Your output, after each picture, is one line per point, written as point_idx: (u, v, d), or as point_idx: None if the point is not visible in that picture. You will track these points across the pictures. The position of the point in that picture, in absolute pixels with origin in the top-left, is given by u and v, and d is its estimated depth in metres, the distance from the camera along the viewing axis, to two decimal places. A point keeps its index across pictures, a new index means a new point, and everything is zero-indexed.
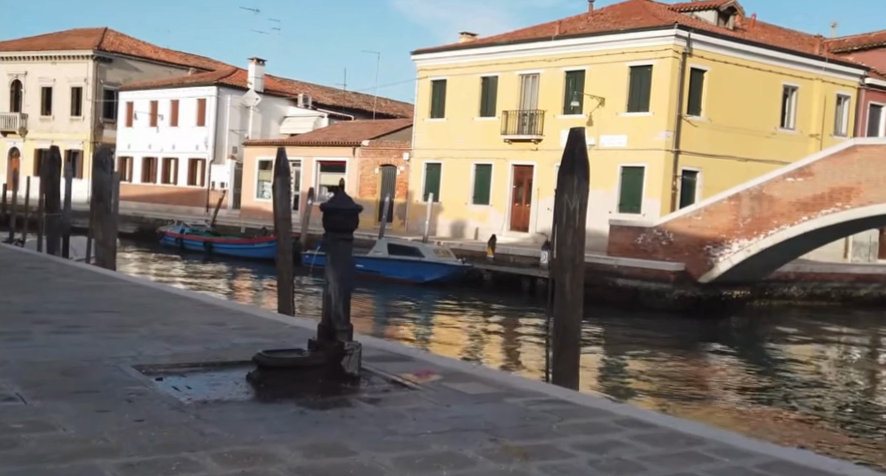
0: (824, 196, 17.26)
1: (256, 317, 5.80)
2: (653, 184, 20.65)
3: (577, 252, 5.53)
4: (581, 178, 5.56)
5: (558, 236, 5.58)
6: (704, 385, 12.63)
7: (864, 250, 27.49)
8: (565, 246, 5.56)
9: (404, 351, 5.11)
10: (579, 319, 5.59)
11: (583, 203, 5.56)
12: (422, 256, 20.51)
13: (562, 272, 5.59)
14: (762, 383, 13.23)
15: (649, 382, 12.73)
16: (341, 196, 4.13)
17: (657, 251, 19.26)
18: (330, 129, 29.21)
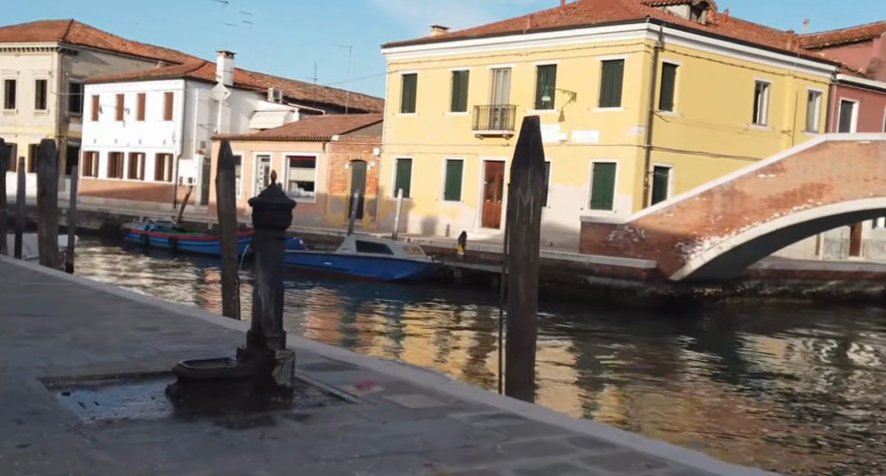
0: (795, 192, 17.12)
1: (195, 320, 5.48)
2: (625, 180, 20.44)
3: (530, 251, 5.25)
4: (536, 171, 5.26)
5: (511, 234, 5.30)
6: (674, 386, 12.38)
7: (835, 247, 27.45)
8: (519, 244, 5.28)
9: (350, 359, 4.84)
10: (533, 322, 5.31)
11: (538, 198, 5.26)
12: (391, 253, 20.11)
13: (516, 272, 5.31)
14: (733, 384, 12.99)
15: (617, 382, 12.53)
16: (271, 191, 3.90)
17: (628, 248, 19.04)
18: (300, 124, 28.81)
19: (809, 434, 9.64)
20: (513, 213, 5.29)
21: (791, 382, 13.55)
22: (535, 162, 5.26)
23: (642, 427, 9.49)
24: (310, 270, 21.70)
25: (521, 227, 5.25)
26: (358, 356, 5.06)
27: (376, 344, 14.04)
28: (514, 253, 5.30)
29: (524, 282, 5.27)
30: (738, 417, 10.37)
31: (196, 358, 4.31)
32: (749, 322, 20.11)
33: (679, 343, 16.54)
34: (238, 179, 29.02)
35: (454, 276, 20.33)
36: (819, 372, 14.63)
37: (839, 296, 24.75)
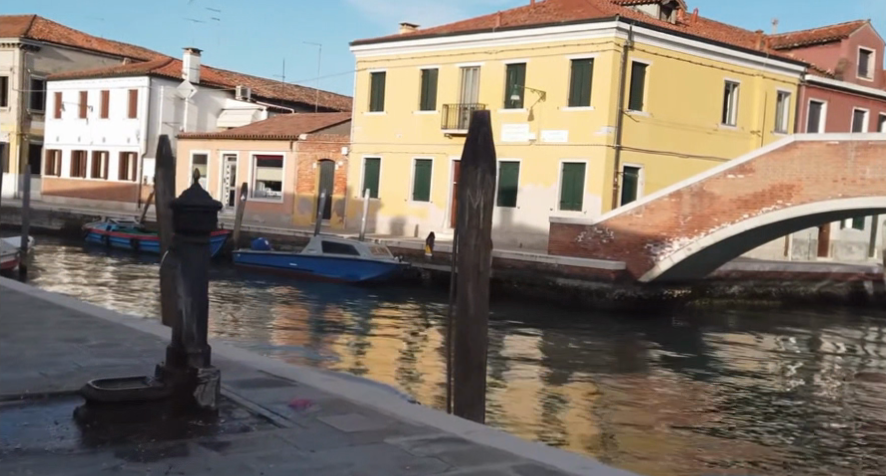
0: (764, 193, 16.99)
1: (130, 334, 5.21)
2: (594, 180, 20.28)
3: (480, 257, 4.98)
4: (486, 171, 4.99)
5: (459, 238, 5.02)
6: (644, 395, 12.10)
7: (804, 248, 27.43)
8: (468, 249, 5.01)
9: (290, 374, 4.65)
10: (483, 332, 5.05)
11: (488, 200, 4.99)
12: (357, 253, 19.79)
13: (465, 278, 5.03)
14: (703, 391, 12.75)
15: (582, 389, 12.35)
16: (191, 194, 3.98)
17: (597, 249, 18.86)
18: (267, 123, 28.42)
19: (771, 454, 9.45)
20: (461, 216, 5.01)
21: (759, 388, 13.37)
22: (484, 161, 4.98)
23: (605, 447, 9.26)
24: (275, 271, 21.31)
25: (469, 231, 4.99)
26: (301, 372, 4.85)
27: (340, 344, 13.75)
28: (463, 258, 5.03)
29: (474, 289, 5.01)
30: (700, 434, 10.18)
31: (122, 379, 4.12)
32: (718, 324, 19.99)
33: (648, 345, 16.37)
34: (204, 178, 28.44)
35: (421, 278, 20.05)
36: (787, 378, 14.50)
37: (807, 297, 24.74)
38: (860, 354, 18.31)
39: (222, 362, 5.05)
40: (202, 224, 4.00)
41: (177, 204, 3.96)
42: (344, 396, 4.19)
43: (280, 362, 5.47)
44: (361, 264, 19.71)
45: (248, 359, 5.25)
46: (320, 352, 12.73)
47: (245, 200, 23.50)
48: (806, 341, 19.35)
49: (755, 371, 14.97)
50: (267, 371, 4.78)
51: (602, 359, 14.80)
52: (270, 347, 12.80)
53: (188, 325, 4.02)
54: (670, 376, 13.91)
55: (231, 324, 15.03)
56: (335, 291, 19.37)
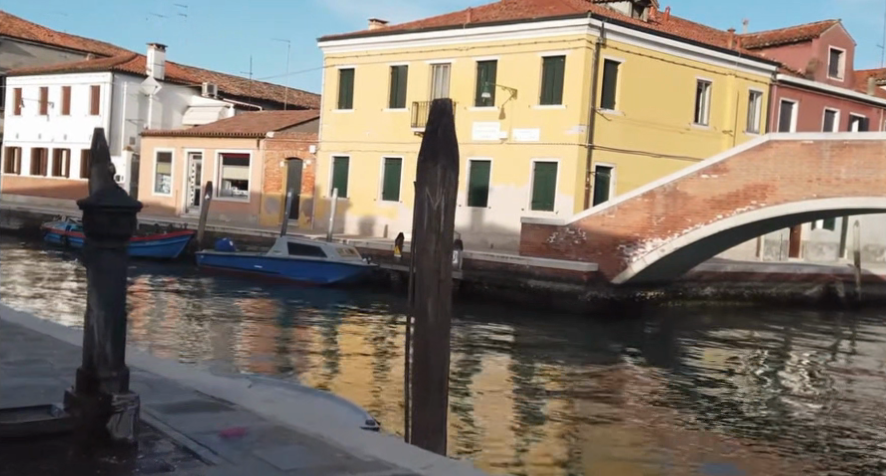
0: (738, 194, 16.75)
1: (57, 365, 4.81)
2: (566, 180, 19.98)
3: (440, 263, 4.58)
4: (449, 172, 4.57)
5: (418, 242, 4.62)
6: (616, 399, 11.83)
7: (775, 248, 27.35)
8: (427, 255, 4.60)
9: (229, 396, 4.43)
10: (445, 344, 4.64)
11: (449, 199, 4.57)
12: (325, 255, 19.34)
13: (424, 286, 4.63)
14: (677, 395, 12.51)
15: (554, 393, 12.02)
16: (101, 194, 3.69)
17: (569, 251, 18.53)
18: (234, 121, 27.86)
19: (749, 458, 9.16)
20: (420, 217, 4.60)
21: (733, 393, 13.10)
22: (447, 160, 4.57)
23: (579, 451, 8.91)
24: (240, 273, 20.78)
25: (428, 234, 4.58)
26: (246, 396, 4.57)
27: (303, 356, 13.33)
28: (422, 264, 4.62)
29: (433, 298, 4.62)
30: (675, 435, 9.87)
31: (44, 410, 3.98)
32: (691, 327, 19.76)
33: (620, 350, 16.12)
34: (168, 178, 27.78)
35: (390, 280, 19.57)
36: (762, 381, 14.26)
37: (779, 298, 24.60)
38: (833, 355, 18.16)
39: (161, 383, 4.68)
40: (118, 228, 3.71)
41: (90, 206, 3.67)
42: (289, 427, 3.99)
43: (227, 383, 5.13)
44: (328, 266, 19.24)
45: (190, 379, 4.91)
46: (282, 368, 12.29)
47: (210, 200, 22.94)
48: (778, 344, 19.20)
49: (727, 375, 14.77)
50: (211, 395, 4.47)
51: (575, 366, 14.48)
52: (230, 363, 12.34)
53: (103, 341, 3.74)
54: (644, 381, 13.62)
55: (192, 332, 14.55)
56: (300, 294, 18.90)
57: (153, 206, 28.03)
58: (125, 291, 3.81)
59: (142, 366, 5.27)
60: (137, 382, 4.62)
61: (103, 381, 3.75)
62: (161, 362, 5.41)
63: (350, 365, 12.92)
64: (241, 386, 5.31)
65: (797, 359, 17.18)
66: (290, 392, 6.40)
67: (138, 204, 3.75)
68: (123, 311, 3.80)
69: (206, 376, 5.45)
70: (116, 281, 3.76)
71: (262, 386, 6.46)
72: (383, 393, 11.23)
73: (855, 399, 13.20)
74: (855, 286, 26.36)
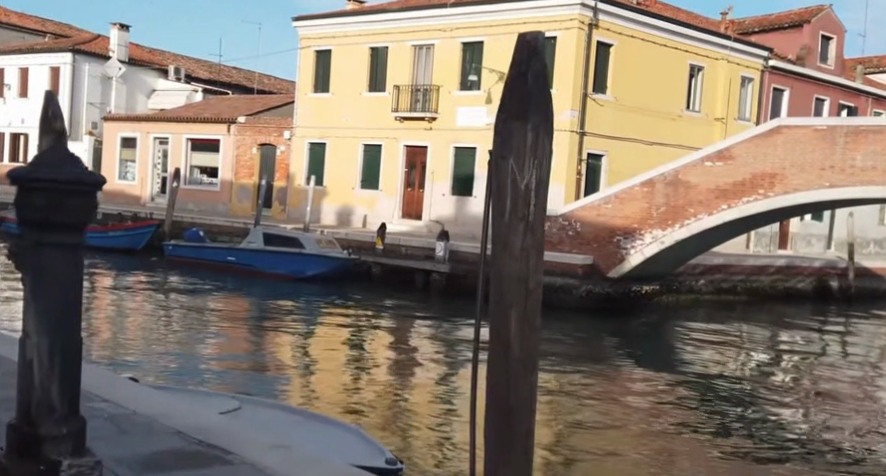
0: (744, 183, 15.85)
1: None
2: (557, 169, 18.94)
3: (526, 275, 2.70)
4: (538, 116, 2.67)
5: (493, 238, 2.74)
6: (619, 395, 11.03)
7: (764, 240, 26.55)
8: (508, 259, 2.71)
9: (219, 442, 3.35)
10: (531, 405, 2.77)
11: (543, 169, 2.69)
12: (303, 247, 18.16)
13: (502, 312, 2.75)
14: (679, 391, 11.81)
15: (563, 392, 11.01)
16: (41, 165, 2.70)
17: (563, 242, 17.64)
18: (202, 106, 26.47)
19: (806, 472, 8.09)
20: (495, 186, 2.73)
21: (750, 392, 12.14)
22: (536, 96, 2.67)
23: (614, 463, 7.81)
24: (211, 265, 19.55)
25: (503, 214, 2.70)
26: (250, 439, 3.49)
27: (285, 358, 12.16)
28: (496, 264, 2.73)
29: (517, 322, 2.73)
30: (713, 446, 8.81)
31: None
32: (688, 322, 18.87)
33: (619, 348, 15.17)
34: (133, 164, 26.38)
35: (372, 273, 18.67)
36: (767, 377, 13.55)
37: (772, 291, 23.82)
38: (835, 351, 17.40)
39: (132, 420, 3.56)
40: (64, 216, 2.74)
41: (24, 182, 2.70)
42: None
43: (220, 419, 4.01)
44: (306, 259, 18.04)
45: (172, 416, 3.80)
46: (263, 374, 11.11)
47: (177, 188, 21.61)
48: (777, 339, 18.40)
49: (734, 371, 13.92)
50: (201, 438, 3.37)
51: (577, 363, 13.46)
52: (204, 367, 11.17)
53: (45, 380, 2.88)
54: (651, 381, 12.59)
55: (160, 332, 13.34)
56: (277, 289, 17.68)
57: (117, 194, 26.60)
58: (79, 311, 2.88)
59: (105, 395, 4.15)
60: (99, 422, 3.49)
61: (42, 439, 2.92)
62: (128, 391, 4.28)
63: (335, 367, 11.79)
64: (235, 420, 4.19)
65: (803, 356, 16.31)
66: (286, 420, 5.26)
67: (99, 177, 2.77)
68: (74, 340, 2.89)
69: (191, 408, 4.33)
70: (66, 296, 2.83)
71: (251, 412, 5.36)
72: (377, 401, 10.12)
73: (874, 397, 12.42)
74: (848, 279, 26.17)
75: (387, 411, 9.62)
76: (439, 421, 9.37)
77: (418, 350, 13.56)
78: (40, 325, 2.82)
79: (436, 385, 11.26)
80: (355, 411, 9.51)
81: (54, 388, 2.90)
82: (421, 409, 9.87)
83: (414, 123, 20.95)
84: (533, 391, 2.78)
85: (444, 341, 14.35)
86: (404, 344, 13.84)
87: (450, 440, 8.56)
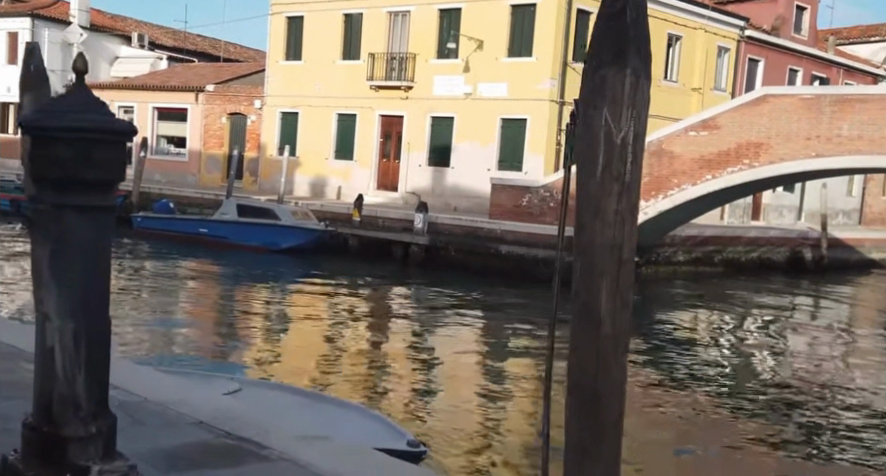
0: (729, 152, 15.67)
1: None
2: (536, 139, 18.48)
3: (621, 242, 2.35)
4: (639, 61, 2.31)
5: (582, 199, 2.37)
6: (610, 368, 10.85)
7: (739, 211, 26.50)
8: (601, 224, 2.35)
9: (247, 431, 3.01)
10: (621, 388, 2.43)
11: (642, 120, 2.32)
12: (278, 218, 17.68)
13: (591, 285, 2.39)
14: (668, 360, 11.68)
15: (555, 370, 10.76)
16: (66, 114, 2.49)
17: (544, 214, 17.09)
18: (168, 74, 25.73)
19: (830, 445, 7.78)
20: (583, 140, 2.37)
21: (737, 361, 12.03)
22: (637, 36, 2.31)
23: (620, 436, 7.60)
24: (181, 238, 19.02)
25: (593, 172, 2.34)
26: (281, 428, 3.11)
27: (266, 334, 11.78)
28: (585, 228, 2.37)
29: (607, 294, 2.37)
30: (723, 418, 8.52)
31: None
32: (668, 294, 18.76)
33: None
34: None
35: (348, 245, 18.59)
36: (751, 345, 13.53)
37: (746, 263, 23.84)
38: (814, 320, 17.41)
39: (148, 410, 3.17)
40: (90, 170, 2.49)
41: (43, 134, 2.47)
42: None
43: (234, 405, 3.61)
44: (282, 231, 17.59)
45: (187, 403, 3.40)
46: (245, 351, 10.71)
47: (144, 158, 20.98)
48: (756, 309, 18.37)
49: (720, 340, 13.83)
50: (227, 429, 3.00)
51: (564, 336, 13.21)
52: (183, 345, 10.76)
53: (69, 365, 2.57)
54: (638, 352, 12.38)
55: (134, 308, 12.87)
56: (251, 262, 17.23)
57: None
58: (107, 289, 2.60)
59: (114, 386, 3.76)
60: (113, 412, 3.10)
61: (69, 440, 2.58)
62: (133, 379, 3.92)
63: (318, 343, 11.43)
64: (253, 405, 3.81)
65: (784, 325, 16.22)
66: (295, 403, 4.85)
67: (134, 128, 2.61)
68: (101, 317, 2.60)
69: (205, 394, 3.95)
70: (94, 267, 2.55)
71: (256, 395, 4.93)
72: (366, 377, 9.80)
73: (862, 365, 12.37)
74: (822, 250, 26.22)
75: (378, 390, 9.28)
76: (434, 398, 9.08)
77: (401, 326, 13.25)
78: (66, 307, 2.53)
79: (424, 361, 10.98)
80: (346, 390, 9.18)
81: (81, 379, 2.59)
82: (413, 386, 9.57)
83: (390, 92, 20.49)
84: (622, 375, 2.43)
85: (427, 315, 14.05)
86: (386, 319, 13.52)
87: (448, 417, 8.26)
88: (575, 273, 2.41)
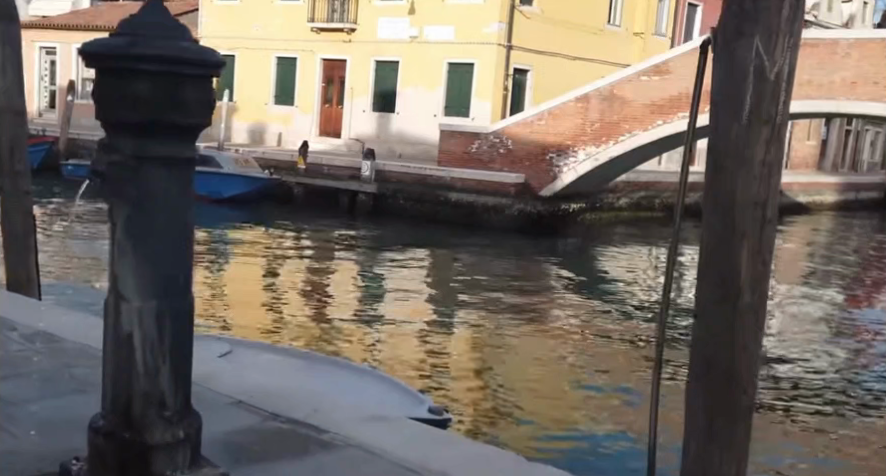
0: (679, 97, 15.53)
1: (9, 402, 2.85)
2: (483, 83, 18.03)
3: (763, 192, 2.04)
4: None
5: (723, 145, 2.05)
6: (572, 317, 10.70)
7: (675, 157, 26.62)
8: (746, 173, 2.03)
9: (300, 416, 2.54)
10: (757, 358, 2.14)
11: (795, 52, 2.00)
12: (219, 167, 16.95)
13: (731, 244, 2.07)
14: (625, 308, 11.60)
15: (519, 314, 10.51)
16: (157, 36, 2.02)
17: (493, 161, 16.99)
18: (92, 14, 24.47)
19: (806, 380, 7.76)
20: (726, 77, 2.04)
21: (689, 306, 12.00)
22: None
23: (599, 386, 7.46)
24: None
25: (739, 114, 2.02)
26: (328, 406, 2.74)
27: (216, 282, 11.27)
28: (728, 179, 2.05)
29: (750, 256, 2.07)
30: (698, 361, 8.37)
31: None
32: (613, 240, 18.74)
33: (551, 264, 14.89)
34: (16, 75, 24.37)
35: (294, 195, 18.25)
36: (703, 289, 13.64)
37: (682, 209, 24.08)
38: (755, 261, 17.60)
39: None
40: (190, 109, 2.05)
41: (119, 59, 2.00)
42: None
43: (259, 379, 3.20)
44: (224, 180, 16.93)
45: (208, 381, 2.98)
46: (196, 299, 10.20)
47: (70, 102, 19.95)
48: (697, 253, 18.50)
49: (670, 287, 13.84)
50: (271, 411, 2.60)
51: (518, 281, 13.00)
52: None
53: (150, 350, 2.12)
54: (595, 298, 12.29)
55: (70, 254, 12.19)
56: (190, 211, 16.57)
57: None
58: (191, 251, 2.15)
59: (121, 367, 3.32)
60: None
61: (153, 447, 2.12)
62: None
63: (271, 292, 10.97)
64: (275, 377, 3.38)
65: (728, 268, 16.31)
66: (279, 362, 4.37)
67: (224, 59, 2.15)
68: (182, 285, 2.15)
69: (222, 368, 3.52)
70: (183, 236, 2.13)
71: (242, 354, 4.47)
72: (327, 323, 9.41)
73: (813, 302, 12.48)
74: None
75: (345, 332, 8.92)
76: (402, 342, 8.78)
77: (353, 272, 12.88)
78: (150, 281, 2.09)
79: (384, 305, 10.62)
80: (312, 332, 8.81)
81: (165, 371, 2.15)
82: (380, 328, 9.24)
83: (333, 35, 19.84)
84: (757, 348, 2.14)
85: (377, 263, 13.69)
86: (336, 264, 13.10)
87: (424, 359, 7.97)
88: (709, 231, 2.10)
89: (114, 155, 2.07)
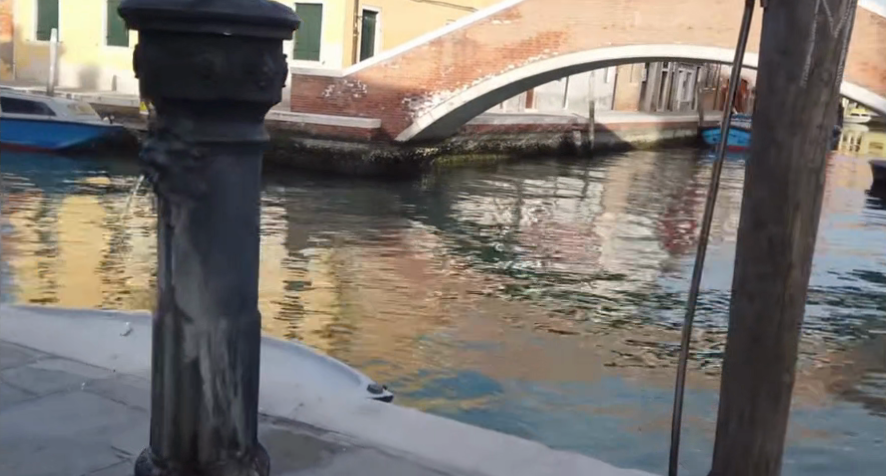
0: (530, 42, 15.64)
1: None
2: (332, 26, 17.52)
3: (814, 158, 1.92)
4: None
5: (770, 109, 1.94)
6: (438, 258, 10.66)
7: (517, 100, 27.04)
8: (799, 138, 1.91)
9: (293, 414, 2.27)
10: (798, 333, 2.03)
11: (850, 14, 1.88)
12: (53, 114, 15.75)
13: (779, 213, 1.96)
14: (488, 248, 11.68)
15: (389, 257, 10.34)
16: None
17: (348, 106, 16.58)
18: None
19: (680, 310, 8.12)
20: (776, 38, 1.93)
21: (546, 244, 12.21)
22: None
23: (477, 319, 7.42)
24: None
25: (785, 77, 1.90)
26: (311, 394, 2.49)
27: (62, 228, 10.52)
28: (779, 146, 1.92)
29: (796, 228, 1.96)
30: (578, 295, 8.58)
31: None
32: (463, 183, 18.85)
33: (407, 208, 14.79)
34: None
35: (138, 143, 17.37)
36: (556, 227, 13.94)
37: (524, 150, 24.53)
38: (600, 203, 18.14)
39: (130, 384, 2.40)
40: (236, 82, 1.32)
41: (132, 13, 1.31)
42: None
43: None
44: (57, 126, 15.77)
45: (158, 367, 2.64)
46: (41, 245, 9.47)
47: None
48: (544, 195, 18.92)
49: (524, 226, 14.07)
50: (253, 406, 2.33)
51: (381, 226, 12.81)
52: None
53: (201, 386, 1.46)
54: (457, 241, 12.30)
55: None
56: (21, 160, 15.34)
57: None
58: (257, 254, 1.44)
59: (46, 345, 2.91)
60: (74, 383, 2.35)
61: None
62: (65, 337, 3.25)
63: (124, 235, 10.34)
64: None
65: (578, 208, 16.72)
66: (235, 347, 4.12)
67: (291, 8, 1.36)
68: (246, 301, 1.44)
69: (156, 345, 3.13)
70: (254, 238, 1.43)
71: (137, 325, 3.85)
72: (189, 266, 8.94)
73: (660, 239, 12.97)
74: (589, 136, 27.40)
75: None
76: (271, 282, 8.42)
77: None
78: (228, 297, 1.41)
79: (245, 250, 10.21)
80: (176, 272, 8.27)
81: (237, 403, 1.50)
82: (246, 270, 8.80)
83: None
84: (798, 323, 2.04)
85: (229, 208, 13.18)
86: None
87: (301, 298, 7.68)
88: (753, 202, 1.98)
89: (172, 139, 1.35)
